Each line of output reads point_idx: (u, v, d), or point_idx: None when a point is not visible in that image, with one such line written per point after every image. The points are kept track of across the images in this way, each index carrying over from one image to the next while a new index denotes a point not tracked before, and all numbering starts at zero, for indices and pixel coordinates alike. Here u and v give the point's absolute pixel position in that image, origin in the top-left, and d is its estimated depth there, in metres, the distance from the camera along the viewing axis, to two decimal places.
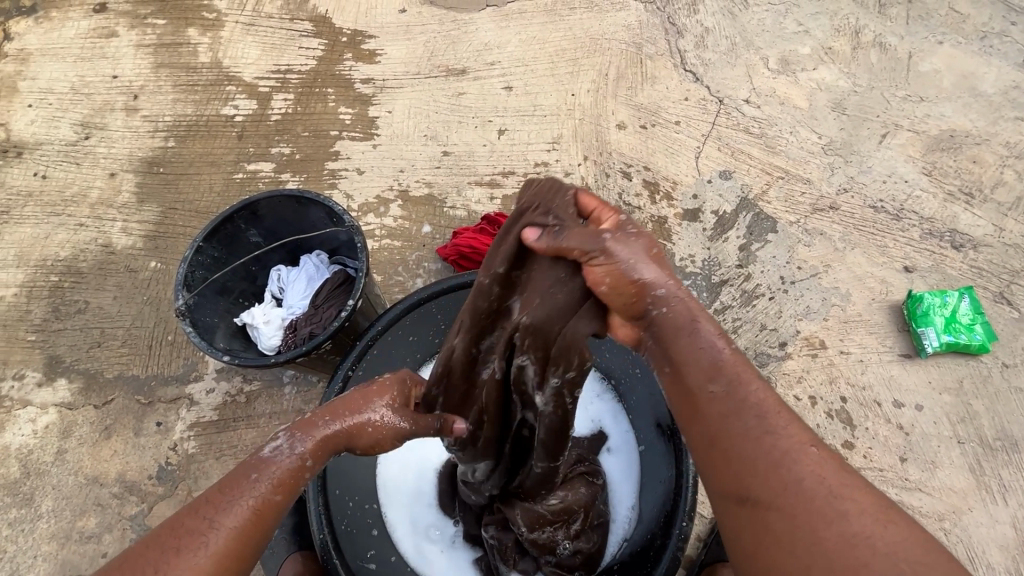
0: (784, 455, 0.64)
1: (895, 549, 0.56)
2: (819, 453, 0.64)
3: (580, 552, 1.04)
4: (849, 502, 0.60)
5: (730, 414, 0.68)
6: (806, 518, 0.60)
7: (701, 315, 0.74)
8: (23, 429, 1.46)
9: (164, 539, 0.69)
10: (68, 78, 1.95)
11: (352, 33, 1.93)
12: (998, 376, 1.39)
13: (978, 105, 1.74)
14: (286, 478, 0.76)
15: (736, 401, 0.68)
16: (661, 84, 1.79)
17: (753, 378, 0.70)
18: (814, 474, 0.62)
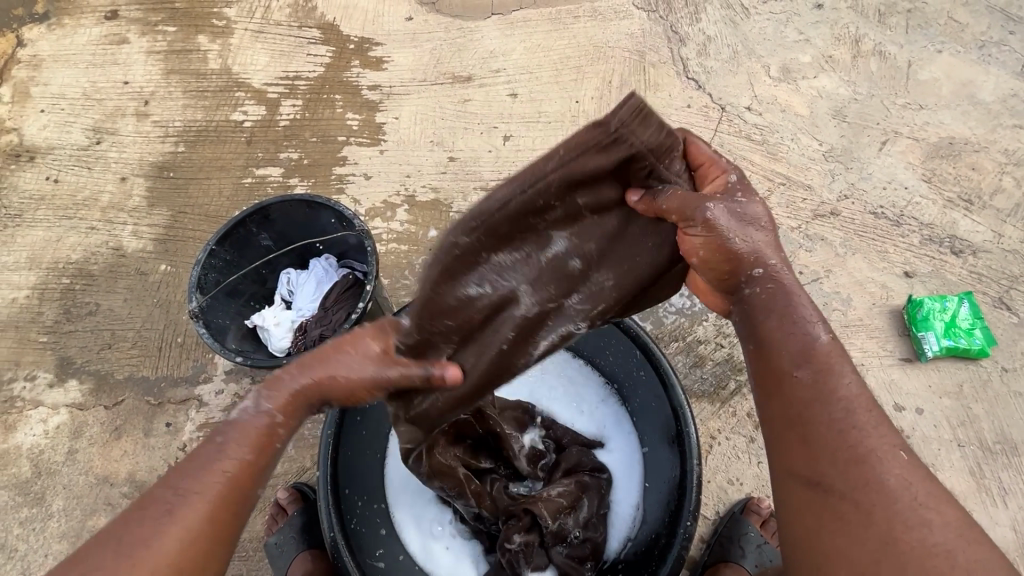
0: (868, 454, 0.67)
1: (972, 562, 0.60)
2: (905, 459, 0.67)
3: (590, 540, 1.10)
4: (930, 510, 0.64)
5: (821, 408, 0.71)
6: (881, 516, 0.64)
7: (797, 297, 0.78)
8: (35, 429, 1.48)
9: (132, 515, 0.70)
10: (80, 84, 1.99)
11: (360, 40, 1.96)
12: (997, 380, 1.40)
13: (977, 113, 1.76)
14: (256, 440, 0.76)
15: (828, 395, 0.71)
16: (663, 91, 1.82)
17: (846, 371, 0.73)
18: (895, 478, 0.66)
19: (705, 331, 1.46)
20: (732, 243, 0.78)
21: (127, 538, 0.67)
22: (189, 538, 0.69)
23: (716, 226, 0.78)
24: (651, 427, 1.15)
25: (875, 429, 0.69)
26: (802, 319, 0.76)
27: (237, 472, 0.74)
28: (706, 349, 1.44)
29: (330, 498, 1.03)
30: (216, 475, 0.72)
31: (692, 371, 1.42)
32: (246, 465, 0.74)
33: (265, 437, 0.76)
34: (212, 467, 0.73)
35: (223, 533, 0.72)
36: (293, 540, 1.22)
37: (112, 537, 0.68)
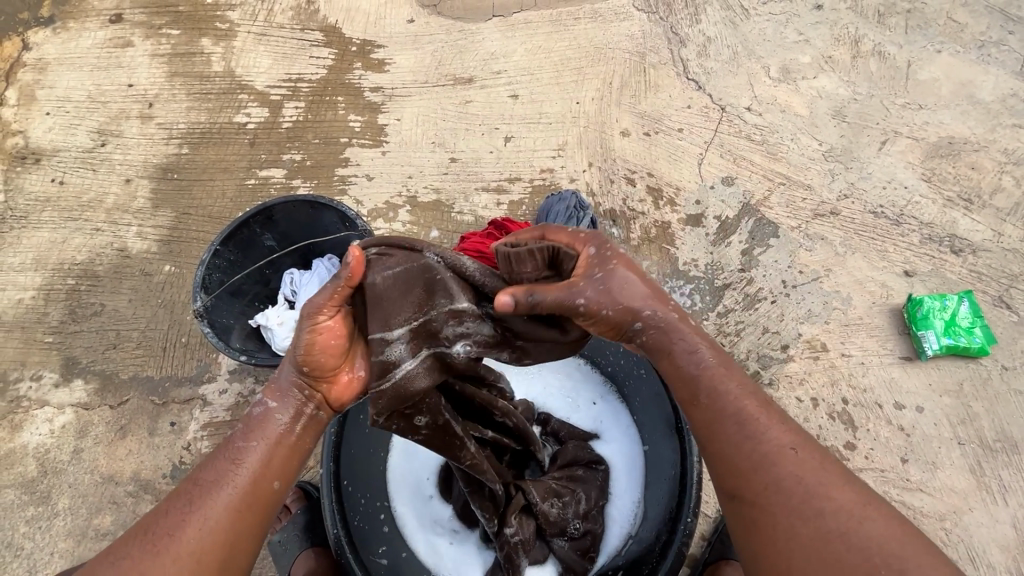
0: (768, 461, 0.69)
1: (872, 542, 0.63)
2: (800, 451, 0.70)
3: (590, 532, 1.10)
4: (827, 500, 0.66)
5: (718, 427, 0.73)
6: (786, 517, 0.66)
7: (682, 332, 0.77)
8: (41, 428, 1.49)
9: (165, 507, 0.75)
10: (84, 87, 2.01)
11: (362, 43, 1.98)
12: (997, 378, 1.41)
13: (976, 112, 1.77)
14: (270, 433, 0.79)
15: (723, 412, 0.73)
16: (664, 92, 1.83)
17: (731, 383, 0.75)
18: (795, 475, 0.68)
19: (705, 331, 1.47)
20: (608, 316, 0.76)
21: (167, 526, 0.72)
22: (213, 530, 0.72)
23: (591, 311, 0.75)
24: (650, 425, 1.16)
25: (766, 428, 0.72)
26: (686, 359, 0.76)
27: (257, 463, 0.77)
28: None
29: (334, 494, 1.05)
30: (237, 467, 0.76)
31: None
32: (262, 458, 0.77)
33: (278, 432, 0.79)
34: (233, 458, 0.77)
35: (246, 524, 0.75)
36: (296, 538, 1.23)
37: (142, 528, 0.73)
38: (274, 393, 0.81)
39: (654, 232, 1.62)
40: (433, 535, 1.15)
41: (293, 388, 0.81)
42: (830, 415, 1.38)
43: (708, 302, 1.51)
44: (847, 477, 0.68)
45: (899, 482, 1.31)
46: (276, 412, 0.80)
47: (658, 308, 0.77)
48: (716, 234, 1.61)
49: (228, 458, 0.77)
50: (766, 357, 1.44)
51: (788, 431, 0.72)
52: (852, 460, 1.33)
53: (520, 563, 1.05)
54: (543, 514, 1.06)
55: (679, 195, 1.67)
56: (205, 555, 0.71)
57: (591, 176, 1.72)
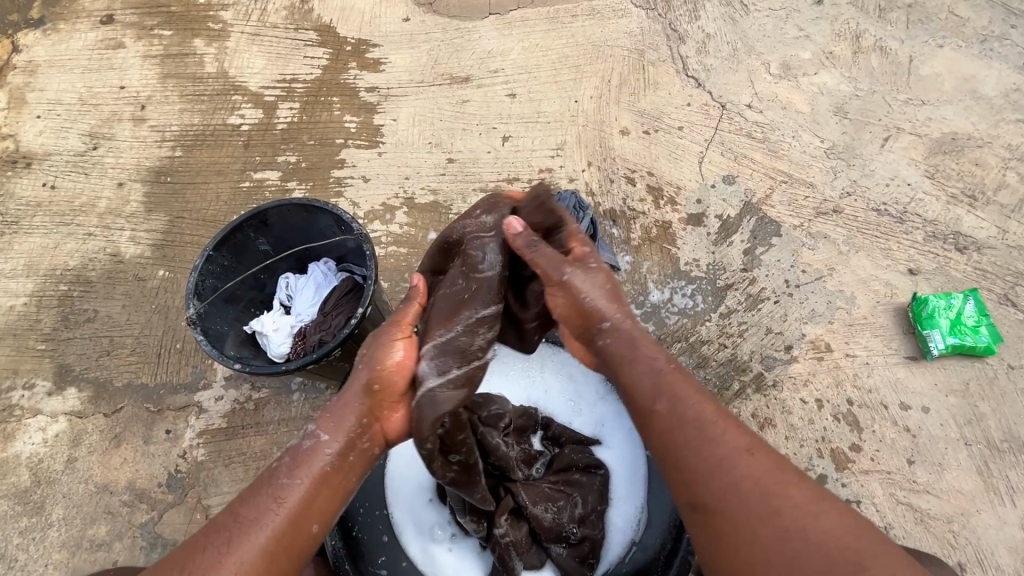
0: (722, 462, 0.74)
1: (826, 538, 0.65)
2: (756, 454, 0.74)
3: (588, 539, 1.08)
4: (784, 500, 0.69)
5: (679, 432, 0.78)
6: (749, 523, 0.69)
7: (643, 342, 0.88)
8: (34, 438, 1.47)
9: (204, 544, 0.76)
10: (76, 90, 1.98)
11: (357, 42, 1.95)
12: (1004, 377, 1.39)
13: (979, 108, 1.75)
14: (316, 469, 0.82)
15: (677, 420, 0.79)
16: (663, 90, 1.81)
17: (692, 394, 0.81)
18: (746, 477, 0.72)
19: (707, 332, 1.46)
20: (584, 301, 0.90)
21: (208, 558, 0.74)
22: (249, 569, 0.74)
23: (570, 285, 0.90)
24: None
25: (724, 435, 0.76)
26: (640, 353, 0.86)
27: (298, 502, 0.79)
28: (709, 350, 1.43)
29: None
30: (277, 505, 0.78)
31: (696, 372, 1.41)
32: (307, 494, 0.80)
33: (325, 467, 0.82)
34: (277, 495, 0.79)
35: (283, 560, 0.77)
36: None
37: (185, 557, 0.75)
38: (330, 422, 0.85)
39: (655, 232, 1.59)
40: (430, 543, 1.11)
41: (351, 417, 0.86)
42: (834, 417, 1.36)
43: (710, 303, 1.49)
44: (813, 486, 0.71)
45: (906, 484, 1.29)
46: (327, 445, 0.83)
47: (627, 319, 0.90)
48: (717, 233, 1.59)
49: (271, 495, 0.79)
50: (770, 359, 1.42)
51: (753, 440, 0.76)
52: (857, 462, 1.31)
53: (515, 567, 1.05)
54: (536, 518, 1.06)
55: (680, 194, 1.65)
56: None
57: (590, 176, 1.70)
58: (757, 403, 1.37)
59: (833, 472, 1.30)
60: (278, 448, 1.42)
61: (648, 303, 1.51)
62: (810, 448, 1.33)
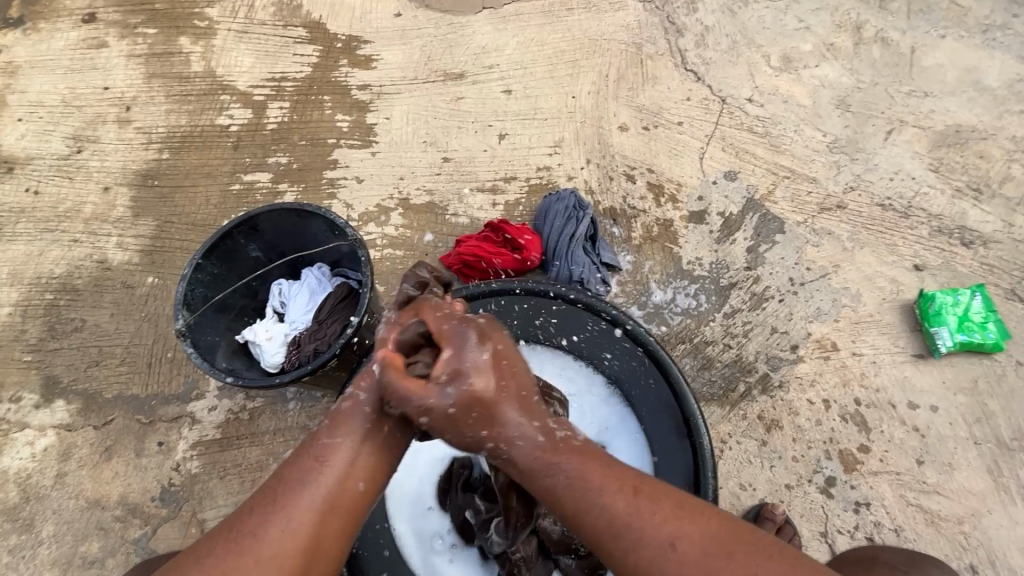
0: (658, 564, 0.67)
1: None
2: (686, 546, 0.67)
3: (597, 548, 1.05)
4: (716, 567, 0.65)
5: (606, 534, 0.70)
6: None
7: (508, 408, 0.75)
8: (21, 452, 1.43)
9: (251, 507, 0.71)
10: (58, 91, 1.92)
11: (347, 38, 1.90)
12: (1012, 374, 1.37)
13: (983, 99, 1.72)
14: (359, 428, 0.75)
15: (597, 523, 0.71)
16: (662, 84, 1.77)
17: (577, 489, 0.72)
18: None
19: (711, 333, 1.43)
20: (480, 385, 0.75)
21: (255, 526, 0.69)
22: (298, 529, 0.68)
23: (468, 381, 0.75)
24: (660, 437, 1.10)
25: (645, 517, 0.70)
26: (522, 438, 0.74)
27: (344, 460, 0.73)
28: (714, 351, 1.41)
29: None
30: (323, 464, 0.73)
31: (700, 374, 1.38)
32: (352, 454, 0.74)
33: (367, 423, 0.76)
34: (323, 455, 0.73)
35: (334, 521, 0.71)
36: None
37: (234, 519, 0.71)
38: (368, 382, 0.78)
39: (657, 231, 1.56)
40: (433, 553, 1.09)
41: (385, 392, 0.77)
42: (842, 417, 1.33)
43: (713, 303, 1.46)
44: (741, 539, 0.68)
45: (915, 485, 1.26)
46: (367, 402, 0.76)
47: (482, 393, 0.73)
48: (720, 230, 1.56)
49: (316, 455, 0.74)
50: (775, 359, 1.39)
51: (678, 519, 0.70)
52: (866, 464, 1.29)
53: None
54: (544, 531, 1.04)
55: (681, 191, 1.62)
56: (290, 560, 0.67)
57: (589, 174, 1.66)
58: (763, 405, 1.35)
59: (841, 474, 1.28)
60: (274, 458, 1.38)
61: (650, 303, 1.47)
62: (818, 450, 1.30)
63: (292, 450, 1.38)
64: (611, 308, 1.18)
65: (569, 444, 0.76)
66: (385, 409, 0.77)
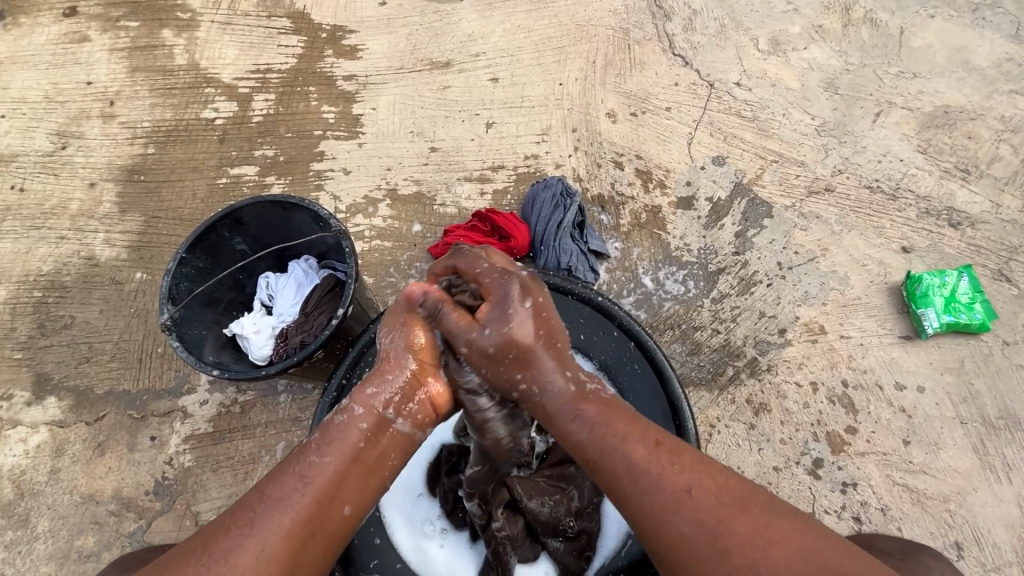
0: (671, 512, 0.68)
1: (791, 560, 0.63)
2: (702, 493, 0.68)
3: (586, 532, 1.06)
4: (737, 522, 0.66)
5: (628, 479, 0.71)
6: (710, 550, 0.65)
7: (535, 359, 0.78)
8: (15, 449, 1.43)
9: (229, 524, 0.71)
10: (41, 87, 1.90)
11: (332, 28, 1.88)
12: (999, 354, 1.38)
13: (972, 79, 1.71)
14: (347, 447, 0.76)
15: (614, 469, 0.72)
16: (650, 69, 1.76)
17: (610, 441, 0.73)
18: (698, 527, 0.66)
19: (699, 318, 1.43)
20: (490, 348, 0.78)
21: (233, 541, 0.69)
22: (273, 551, 0.68)
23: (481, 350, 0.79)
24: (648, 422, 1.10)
25: (667, 471, 0.70)
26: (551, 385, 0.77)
27: (330, 480, 0.73)
28: (702, 336, 1.41)
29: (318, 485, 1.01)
30: (306, 486, 0.72)
31: (689, 359, 1.39)
32: (336, 478, 0.73)
33: (356, 443, 0.76)
34: (306, 475, 0.73)
35: (314, 541, 0.71)
36: None
37: (208, 540, 0.70)
38: (366, 398, 0.78)
39: (645, 218, 1.56)
40: (418, 529, 1.09)
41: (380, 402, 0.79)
42: (830, 399, 1.34)
43: (702, 288, 1.46)
44: (762, 502, 0.68)
45: (902, 465, 1.27)
46: (358, 420, 0.77)
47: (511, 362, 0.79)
48: (708, 216, 1.56)
49: (297, 474, 0.73)
50: (764, 343, 1.40)
51: (695, 472, 0.70)
52: (853, 445, 1.29)
53: (510, 563, 1.04)
54: (532, 512, 1.05)
55: (669, 177, 1.61)
56: None
57: (577, 161, 1.65)
58: (751, 388, 1.35)
59: (829, 455, 1.29)
60: (266, 451, 1.38)
61: (639, 290, 1.47)
62: (805, 432, 1.31)
63: (284, 442, 1.39)
64: (595, 294, 1.18)
65: (591, 397, 0.77)
66: (382, 421, 0.78)
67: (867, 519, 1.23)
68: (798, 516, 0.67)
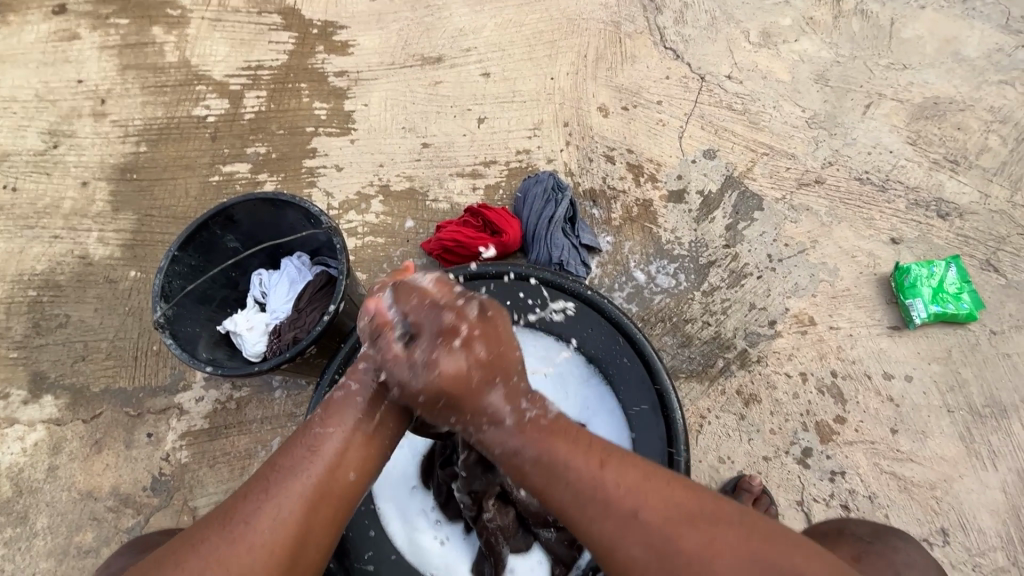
0: (620, 537, 0.69)
1: (734, 564, 0.66)
2: (647, 513, 0.70)
3: None
4: (682, 539, 0.68)
5: (576, 509, 0.71)
6: (660, 565, 0.67)
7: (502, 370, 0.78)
8: (12, 447, 1.44)
9: (243, 493, 0.73)
10: (31, 85, 1.89)
11: (323, 24, 1.87)
12: (986, 343, 1.39)
13: (962, 70, 1.72)
14: (349, 419, 0.78)
15: (564, 502, 0.72)
16: (641, 63, 1.76)
17: (568, 465, 0.74)
18: (648, 549, 0.68)
19: (690, 310, 1.44)
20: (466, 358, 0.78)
21: (248, 509, 0.70)
22: (291, 514, 0.71)
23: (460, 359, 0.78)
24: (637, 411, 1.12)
25: (616, 487, 0.72)
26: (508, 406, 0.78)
27: (336, 450, 0.76)
28: (693, 328, 1.42)
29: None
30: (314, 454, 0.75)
31: (680, 351, 1.40)
32: (344, 441, 0.76)
33: (360, 411, 0.79)
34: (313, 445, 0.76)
35: (325, 505, 0.73)
36: None
37: (218, 515, 0.71)
38: (361, 371, 0.81)
39: (636, 211, 1.57)
40: (411, 518, 1.11)
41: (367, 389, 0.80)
42: (819, 389, 1.36)
43: (693, 281, 1.47)
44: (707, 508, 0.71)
45: (890, 453, 1.29)
46: (355, 396, 0.80)
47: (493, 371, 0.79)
48: (699, 209, 1.57)
49: (305, 445, 0.76)
50: (754, 334, 1.41)
51: (640, 492, 0.71)
52: (842, 434, 1.31)
53: (503, 552, 1.06)
54: (522, 503, 1.05)
55: (660, 170, 1.62)
56: (279, 544, 0.69)
57: (569, 156, 1.66)
58: (741, 379, 1.37)
59: (817, 444, 1.30)
60: (262, 446, 1.40)
61: (631, 283, 1.48)
62: (795, 422, 1.33)
63: (280, 437, 1.40)
64: (583, 287, 1.20)
65: (540, 424, 0.77)
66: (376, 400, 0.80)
67: (855, 506, 1.24)
68: (739, 518, 0.70)
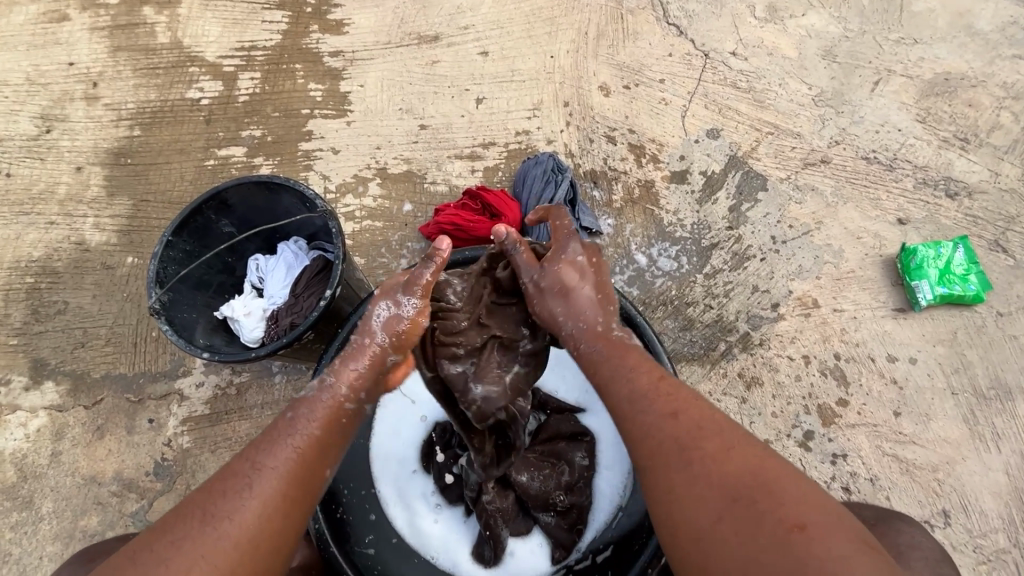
0: (653, 427, 0.71)
1: (752, 489, 0.62)
2: (685, 416, 0.71)
3: (575, 506, 1.08)
4: (708, 448, 0.67)
5: (626, 404, 0.75)
6: (671, 457, 0.68)
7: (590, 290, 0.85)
8: (15, 433, 1.45)
9: (216, 486, 0.70)
10: (21, 69, 1.86)
11: (317, 3, 1.83)
12: (992, 325, 1.37)
13: (974, 45, 1.67)
14: (325, 412, 0.78)
15: (616, 392, 0.77)
16: (643, 40, 1.71)
17: (629, 369, 0.78)
18: (670, 440, 0.69)
19: (692, 293, 1.42)
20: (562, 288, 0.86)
21: (230, 498, 0.68)
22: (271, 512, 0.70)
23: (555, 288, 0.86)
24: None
25: (665, 394, 0.74)
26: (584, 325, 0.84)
27: (310, 444, 0.75)
28: (695, 312, 1.41)
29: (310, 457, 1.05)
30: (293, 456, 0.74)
31: (681, 334, 1.39)
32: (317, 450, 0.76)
33: (335, 411, 0.79)
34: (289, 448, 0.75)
35: (303, 496, 0.73)
36: None
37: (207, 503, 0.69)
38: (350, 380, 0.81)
39: (638, 193, 1.54)
40: (411, 503, 1.12)
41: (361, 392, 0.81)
42: (822, 372, 1.35)
43: (695, 263, 1.45)
44: (749, 442, 0.68)
45: (893, 436, 1.28)
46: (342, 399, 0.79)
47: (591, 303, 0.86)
48: (702, 190, 1.54)
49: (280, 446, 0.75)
50: (757, 317, 1.40)
51: (687, 403, 0.72)
52: (844, 417, 1.30)
53: (503, 534, 1.07)
54: (523, 487, 1.08)
55: (662, 151, 1.59)
56: (268, 529, 0.69)
57: (569, 136, 1.62)
58: (743, 363, 1.36)
59: (819, 427, 1.30)
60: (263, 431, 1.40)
61: (632, 267, 1.46)
62: (797, 405, 1.32)
63: None
64: None
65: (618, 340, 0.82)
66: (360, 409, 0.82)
67: (856, 489, 1.24)
68: (774, 460, 0.65)
